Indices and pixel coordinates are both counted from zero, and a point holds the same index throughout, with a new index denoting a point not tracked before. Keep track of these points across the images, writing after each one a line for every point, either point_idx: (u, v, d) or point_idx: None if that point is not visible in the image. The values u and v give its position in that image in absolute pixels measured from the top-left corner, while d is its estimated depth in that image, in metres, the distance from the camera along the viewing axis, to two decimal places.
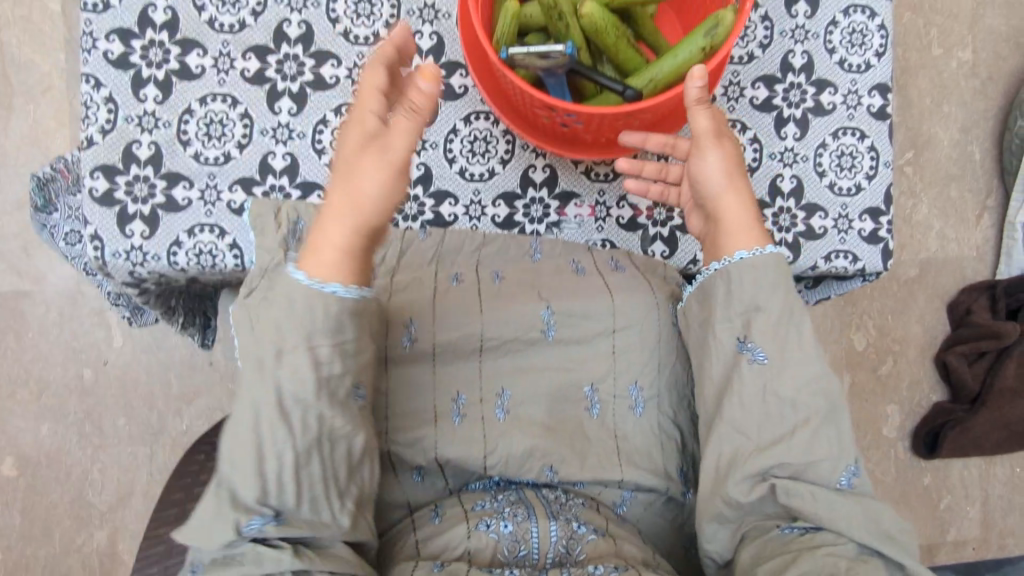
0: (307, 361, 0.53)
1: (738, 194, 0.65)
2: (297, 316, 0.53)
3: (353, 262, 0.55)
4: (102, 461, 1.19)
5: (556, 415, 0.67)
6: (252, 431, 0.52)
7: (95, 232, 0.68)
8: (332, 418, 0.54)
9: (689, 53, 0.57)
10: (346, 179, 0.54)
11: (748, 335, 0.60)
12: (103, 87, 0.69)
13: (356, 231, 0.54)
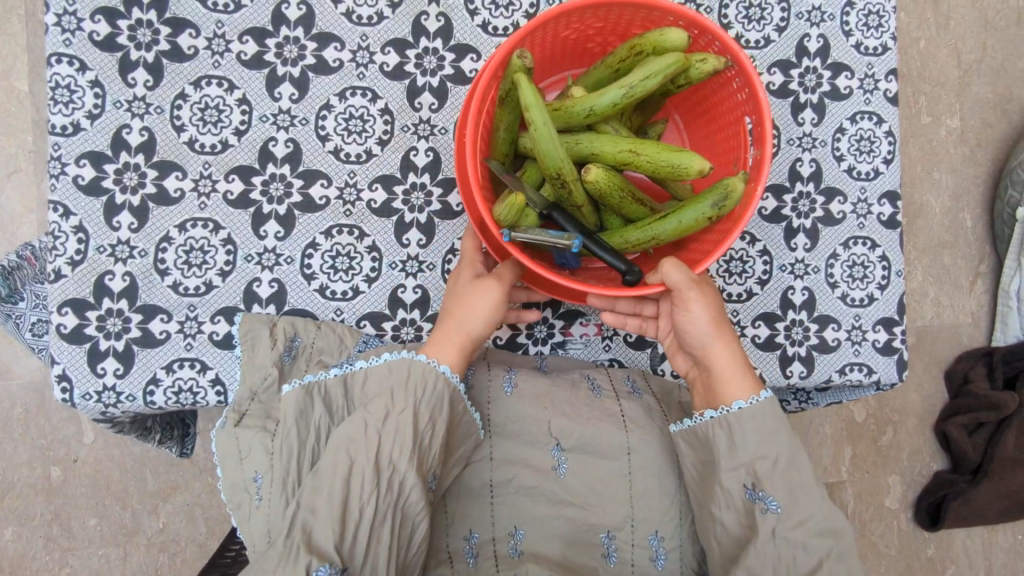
0: (411, 425, 0.54)
1: (725, 341, 0.62)
2: (410, 387, 0.56)
3: (461, 357, 0.60)
4: (71, 565, 1.11)
5: (571, 559, 0.62)
6: (342, 485, 0.50)
7: (63, 371, 0.63)
8: (411, 495, 0.53)
9: (694, 218, 0.57)
10: (460, 302, 0.62)
11: (758, 484, 0.56)
12: (72, 216, 0.63)
13: (470, 336, 0.61)
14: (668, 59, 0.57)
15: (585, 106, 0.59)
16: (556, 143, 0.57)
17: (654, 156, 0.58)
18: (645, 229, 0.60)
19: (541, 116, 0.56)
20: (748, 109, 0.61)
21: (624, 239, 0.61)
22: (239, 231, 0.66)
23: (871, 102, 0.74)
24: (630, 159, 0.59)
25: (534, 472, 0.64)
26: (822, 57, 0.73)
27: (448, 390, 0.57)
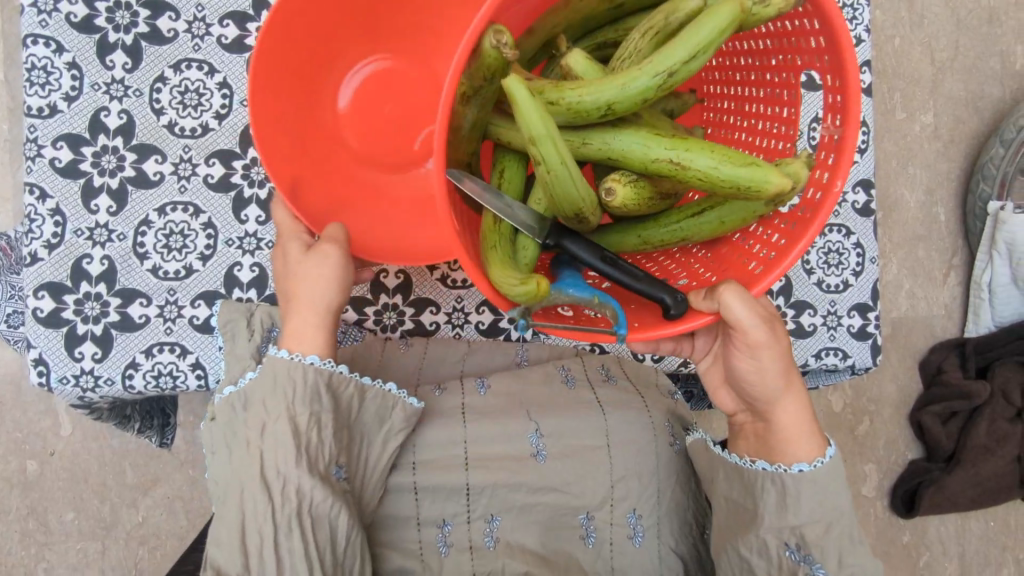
0: (288, 431, 0.51)
1: (791, 388, 0.58)
2: (276, 388, 0.53)
3: (324, 335, 0.56)
4: (48, 560, 1.10)
5: (550, 545, 0.63)
6: (239, 509, 0.50)
7: (39, 355, 0.62)
8: (315, 498, 0.51)
9: (739, 220, 0.52)
10: (296, 280, 0.57)
11: (803, 544, 0.55)
12: (49, 199, 0.63)
13: (324, 309, 0.56)
14: (705, 32, 0.47)
15: (597, 100, 0.48)
16: (568, 161, 0.48)
17: (700, 167, 0.48)
18: (680, 226, 0.53)
19: (546, 128, 0.46)
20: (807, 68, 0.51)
21: (645, 237, 0.55)
22: (220, 214, 0.66)
23: None
24: (665, 170, 0.49)
25: (514, 461, 0.64)
26: None
27: (321, 377, 0.53)
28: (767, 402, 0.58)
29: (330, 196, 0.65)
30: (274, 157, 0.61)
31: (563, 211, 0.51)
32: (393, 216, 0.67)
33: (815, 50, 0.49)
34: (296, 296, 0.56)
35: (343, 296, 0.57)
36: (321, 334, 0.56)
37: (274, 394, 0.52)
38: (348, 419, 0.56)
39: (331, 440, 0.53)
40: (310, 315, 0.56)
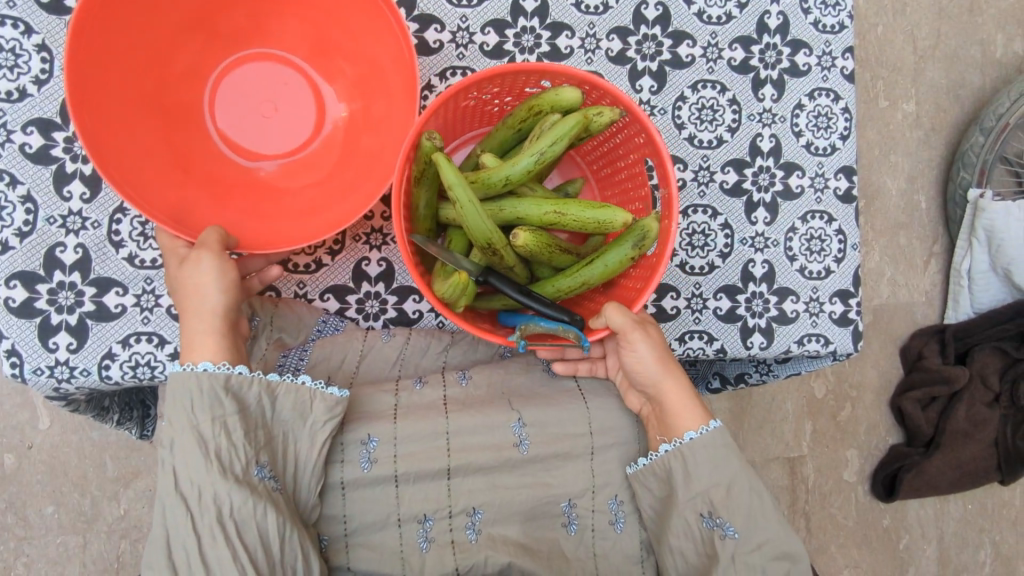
0: (193, 447, 0.53)
1: (671, 372, 0.64)
2: (182, 402, 0.54)
3: (217, 338, 0.58)
4: (27, 555, 1.08)
5: (531, 534, 0.64)
6: (163, 527, 0.53)
7: (12, 346, 0.60)
8: (237, 505, 0.53)
9: (618, 260, 0.59)
10: (182, 292, 0.59)
11: (714, 510, 0.59)
12: (20, 185, 0.61)
13: (217, 316, 0.59)
14: (568, 122, 0.58)
15: (498, 176, 0.59)
16: (481, 216, 0.57)
17: (579, 215, 0.59)
18: (574, 274, 0.61)
19: (465, 196, 0.57)
20: (645, 151, 0.62)
21: (555, 286, 0.62)
22: None
23: (828, 79, 0.75)
24: (557, 221, 0.60)
25: (496, 451, 0.63)
26: (781, 34, 0.75)
27: (216, 381, 0.55)
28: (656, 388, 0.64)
29: (209, 196, 0.63)
30: (133, 178, 0.59)
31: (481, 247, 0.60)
32: (289, 203, 0.66)
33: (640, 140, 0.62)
34: (186, 311, 0.59)
35: (230, 298, 0.60)
36: (218, 340, 0.58)
37: (177, 409, 0.54)
38: (261, 417, 0.57)
39: (244, 440, 0.55)
40: (200, 325, 0.58)
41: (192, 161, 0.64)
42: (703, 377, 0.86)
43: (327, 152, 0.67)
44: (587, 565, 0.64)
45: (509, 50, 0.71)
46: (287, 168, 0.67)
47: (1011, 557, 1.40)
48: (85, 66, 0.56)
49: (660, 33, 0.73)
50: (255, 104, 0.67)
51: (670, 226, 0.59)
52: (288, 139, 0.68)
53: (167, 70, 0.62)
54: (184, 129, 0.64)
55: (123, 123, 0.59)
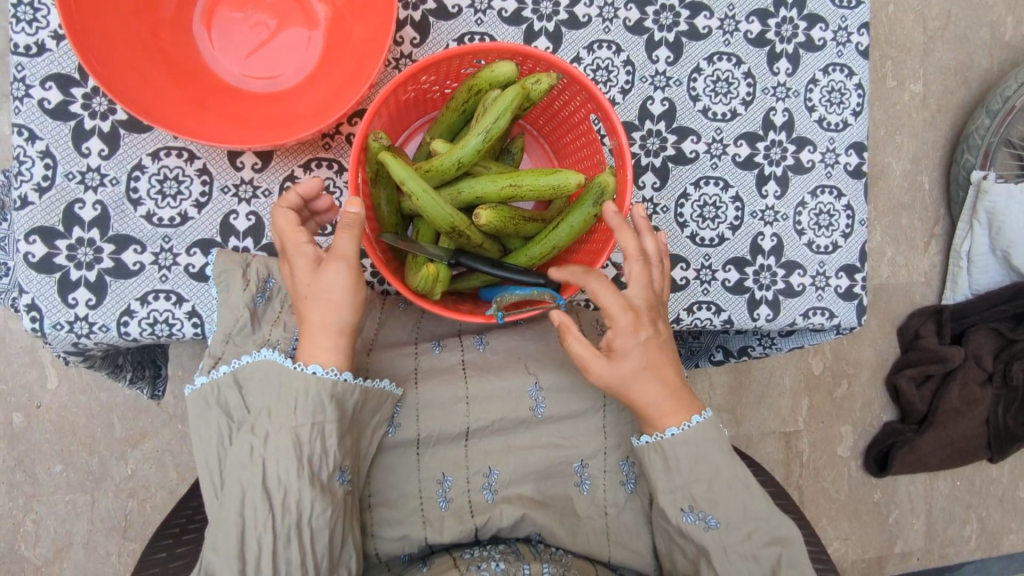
0: (291, 449, 0.54)
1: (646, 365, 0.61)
2: (284, 399, 0.55)
3: (335, 345, 0.56)
4: (36, 512, 1.10)
5: (544, 492, 0.66)
6: (239, 517, 0.54)
7: (32, 301, 0.61)
8: (313, 509, 0.54)
9: (583, 219, 0.60)
10: (309, 298, 0.55)
11: (696, 503, 0.60)
12: (39, 141, 0.61)
13: (340, 329, 0.56)
14: (507, 96, 0.58)
15: (449, 162, 0.60)
16: (437, 203, 0.58)
17: (534, 183, 0.60)
18: (544, 239, 0.62)
19: (420, 188, 0.58)
20: (589, 107, 0.63)
21: (527, 254, 0.63)
22: (214, 161, 0.65)
23: (842, 55, 0.75)
24: (514, 194, 0.61)
25: (513, 415, 0.65)
26: (798, 8, 0.75)
27: (324, 389, 0.55)
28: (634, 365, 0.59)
29: (225, 117, 0.63)
30: (151, 110, 0.59)
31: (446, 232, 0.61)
32: (300, 105, 0.65)
33: (583, 102, 0.63)
34: (311, 319, 0.55)
35: (357, 313, 0.56)
36: (342, 350, 0.56)
37: (279, 406, 0.55)
38: (351, 420, 0.58)
39: (336, 449, 0.56)
40: (323, 333, 0.55)
41: (200, 89, 0.63)
42: (706, 349, 0.88)
43: (324, 51, 0.66)
44: (597, 523, 0.66)
45: (527, 16, 0.70)
46: (291, 77, 0.66)
47: (996, 532, 1.44)
48: (78, 22, 0.55)
49: (677, 4, 0.73)
50: (246, 28, 0.66)
51: (626, 179, 0.60)
52: (281, 47, 0.66)
53: (155, 15, 0.62)
54: (184, 59, 0.63)
55: (129, 66, 0.59)
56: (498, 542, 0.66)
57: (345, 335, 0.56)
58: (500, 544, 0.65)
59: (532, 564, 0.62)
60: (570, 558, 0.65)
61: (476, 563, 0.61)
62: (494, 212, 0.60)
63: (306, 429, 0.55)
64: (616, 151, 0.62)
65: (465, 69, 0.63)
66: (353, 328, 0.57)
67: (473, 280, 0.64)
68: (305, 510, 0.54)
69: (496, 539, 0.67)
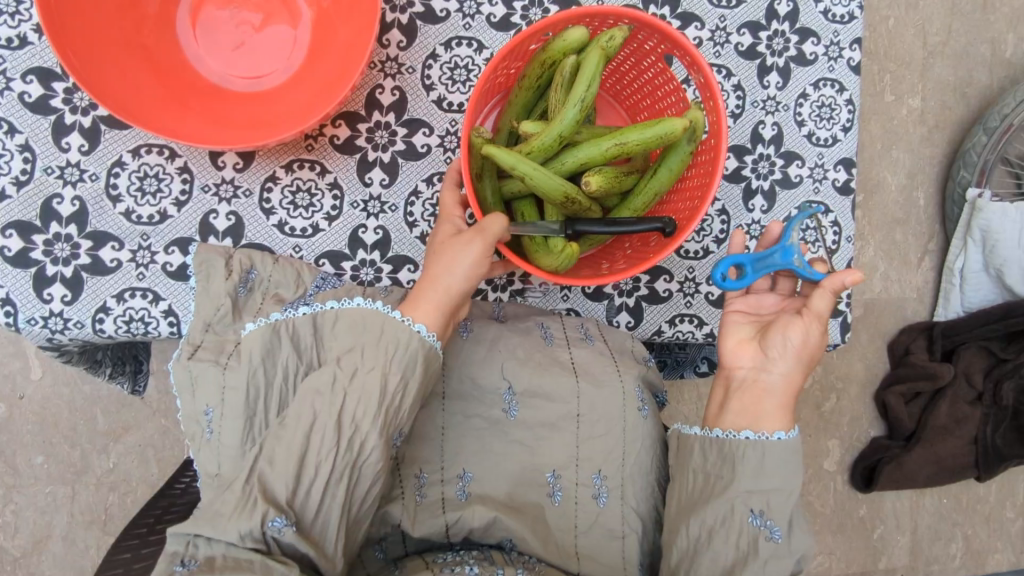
0: (377, 390, 0.53)
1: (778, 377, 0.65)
2: (383, 343, 0.55)
3: (438, 307, 0.58)
4: (15, 503, 1.10)
5: (515, 500, 0.65)
6: (302, 438, 0.52)
7: (6, 295, 0.61)
8: (372, 453, 0.53)
9: (680, 161, 0.62)
10: (439, 257, 0.60)
11: (766, 510, 0.60)
12: (18, 134, 0.61)
13: (450, 294, 0.59)
14: (592, 62, 0.59)
15: (547, 141, 0.60)
16: (548, 178, 0.60)
17: (641, 137, 0.60)
18: (645, 189, 0.64)
19: (530, 167, 0.59)
20: (662, 48, 0.62)
21: (630, 208, 0.65)
22: (196, 160, 0.65)
23: (834, 70, 0.75)
24: (620, 151, 0.61)
25: (485, 416, 0.66)
26: (790, 21, 0.74)
27: (421, 347, 0.56)
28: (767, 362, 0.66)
29: (205, 116, 0.62)
30: (129, 107, 0.58)
31: (558, 204, 0.62)
32: (282, 107, 0.64)
33: (655, 46, 0.63)
34: (429, 277, 0.59)
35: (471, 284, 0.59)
36: (444, 314, 0.58)
37: (376, 346, 0.55)
38: (429, 384, 0.58)
39: (410, 405, 0.55)
40: (431, 289, 0.58)
41: (184, 86, 0.63)
42: (692, 361, 0.85)
43: (310, 51, 0.66)
44: (569, 535, 0.65)
45: (516, 22, 0.70)
46: (276, 77, 0.66)
47: (982, 551, 1.43)
48: (57, 17, 0.55)
49: (669, 14, 0.73)
50: (232, 26, 0.66)
51: (717, 109, 0.61)
52: (267, 48, 0.66)
53: (139, 10, 0.62)
54: (167, 58, 0.63)
55: (111, 62, 0.58)
56: (471, 547, 0.64)
57: (449, 298, 0.59)
58: (473, 549, 0.64)
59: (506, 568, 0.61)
60: (542, 566, 0.63)
61: (449, 568, 0.60)
62: (602, 176, 0.61)
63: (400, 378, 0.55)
64: (700, 85, 0.62)
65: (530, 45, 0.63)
66: (459, 296, 0.60)
67: (591, 243, 0.66)
68: (371, 457, 0.53)
69: (469, 543, 0.65)
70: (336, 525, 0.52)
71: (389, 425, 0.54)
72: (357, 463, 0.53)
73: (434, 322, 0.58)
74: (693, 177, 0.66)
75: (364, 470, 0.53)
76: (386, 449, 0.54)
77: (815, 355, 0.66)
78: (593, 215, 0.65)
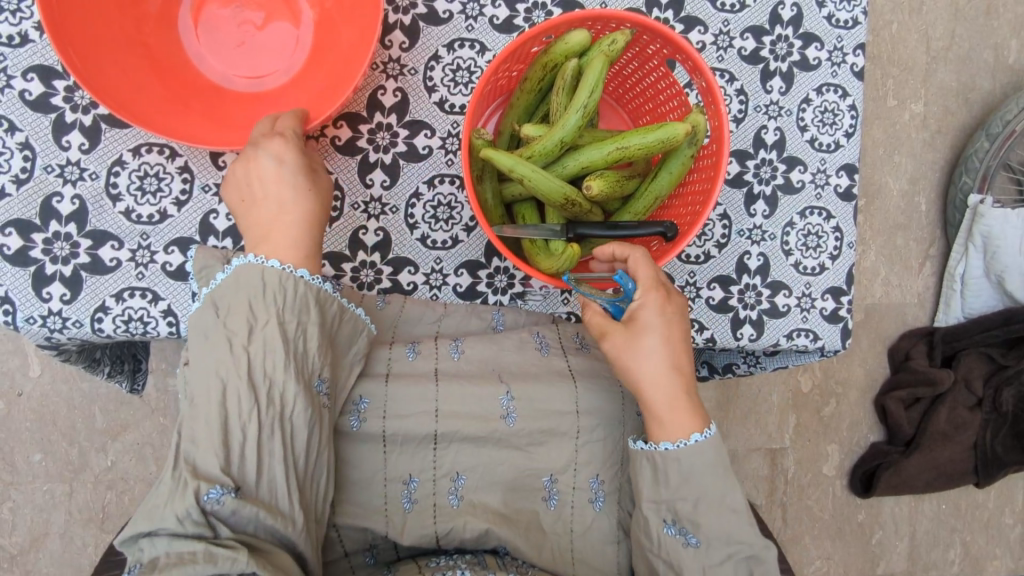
0: (276, 336, 0.53)
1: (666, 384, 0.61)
2: (267, 296, 0.54)
3: (298, 246, 0.58)
4: (13, 500, 1.10)
5: (511, 505, 0.65)
6: (220, 407, 0.51)
7: (5, 294, 0.60)
8: (295, 405, 0.53)
9: (681, 165, 0.62)
10: (284, 199, 0.59)
11: (678, 518, 0.60)
12: (18, 132, 0.61)
13: (310, 230, 0.59)
14: (594, 66, 0.59)
15: (547, 145, 0.60)
16: (547, 181, 0.60)
17: (642, 142, 0.60)
18: (646, 193, 0.63)
19: (528, 171, 0.59)
20: (665, 52, 0.62)
21: (631, 212, 0.64)
22: (196, 159, 0.65)
23: (837, 75, 0.75)
24: (622, 156, 0.61)
25: (481, 423, 0.63)
26: (794, 26, 0.74)
27: (309, 292, 0.56)
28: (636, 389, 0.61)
29: (205, 116, 0.62)
30: (129, 105, 0.58)
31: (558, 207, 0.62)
32: (282, 108, 0.64)
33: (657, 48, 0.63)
34: (279, 221, 0.59)
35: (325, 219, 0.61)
36: (310, 253, 0.59)
37: (263, 299, 0.54)
38: (331, 329, 0.58)
39: (318, 350, 0.55)
40: (293, 233, 0.58)
41: (183, 85, 0.63)
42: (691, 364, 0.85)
43: (311, 53, 0.65)
44: (564, 539, 0.65)
45: (519, 25, 0.70)
46: (277, 77, 0.65)
47: (980, 557, 1.43)
48: (55, 12, 0.54)
49: (672, 17, 0.73)
50: (233, 26, 0.66)
51: (720, 113, 0.60)
52: (267, 46, 0.66)
53: (141, 9, 0.62)
54: (168, 57, 0.63)
55: (109, 61, 0.58)
56: (465, 552, 0.65)
57: (313, 237, 0.59)
58: (466, 553, 0.65)
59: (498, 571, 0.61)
60: (534, 571, 0.64)
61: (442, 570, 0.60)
62: (603, 181, 0.61)
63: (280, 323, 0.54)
64: (703, 90, 0.62)
65: (532, 48, 0.62)
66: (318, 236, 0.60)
67: (593, 246, 0.66)
68: (294, 411, 0.52)
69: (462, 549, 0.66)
70: (279, 483, 0.51)
71: (303, 369, 0.54)
72: (284, 414, 0.52)
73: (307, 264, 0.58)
74: (696, 180, 0.65)
75: (293, 420, 0.52)
76: (311, 398, 0.54)
77: (678, 346, 0.61)
78: (594, 218, 0.65)
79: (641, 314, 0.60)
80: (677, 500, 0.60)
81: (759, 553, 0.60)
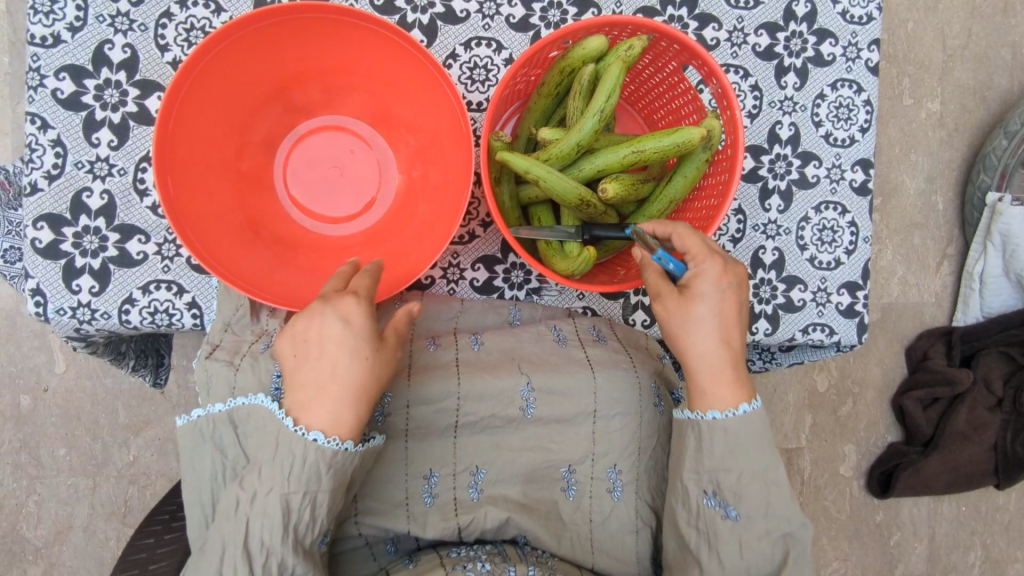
0: (278, 508, 0.53)
1: (717, 348, 0.60)
2: (277, 461, 0.54)
3: (339, 414, 0.55)
4: (38, 493, 1.12)
5: (530, 494, 0.66)
6: (218, 568, 0.53)
7: (37, 286, 0.62)
8: (295, 572, 0.54)
9: (696, 168, 0.62)
10: (331, 360, 0.55)
11: (722, 497, 0.60)
12: (50, 130, 0.63)
13: (357, 395, 0.56)
14: (612, 72, 0.60)
15: (564, 148, 0.61)
16: (563, 182, 0.60)
17: (658, 145, 0.60)
18: (660, 196, 0.64)
19: (545, 172, 0.60)
20: (680, 58, 0.63)
21: (646, 215, 0.65)
22: None
23: (852, 71, 0.75)
24: (637, 160, 0.62)
25: (499, 416, 0.64)
26: (808, 23, 0.74)
27: (321, 458, 0.54)
28: (683, 356, 0.61)
29: (273, 256, 0.66)
30: (212, 245, 0.61)
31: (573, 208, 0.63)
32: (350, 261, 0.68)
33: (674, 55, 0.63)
34: (325, 385, 0.55)
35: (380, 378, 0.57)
36: (356, 421, 0.56)
37: (270, 464, 0.54)
38: (345, 484, 0.57)
39: (324, 517, 0.56)
40: (337, 398, 0.55)
41: (261, 223, 0.67)
42: None
43: (385, 213, 0.71)
44: (583, 529, 0.66)
45: (535, 23, 0.71)
46: (348, 228, 0.71)
47: (1001, 560, 1.41)
48: (168, 138, 0.58)
49: (687, 15, 0.73)
50: (320, 171, 0.72)
51: (735, 119, 0.61)
52: (345, 197, 0.72)
53: (244, 142, 0.67)
54: (254, 191, 0.68)
55: (201, 190, 0.62)
56: (485, 543, 0.66)
57: (362, 401, 0.56)
58: (486, 544, 0.65)
59: (518, 565, 0.61)
60: (554, 561, 0.65)
61: (461, 564, 0.61)
62: (619, 183, 0.62)
63: (282, 499, 0.54)
64: (718, 94, 0.63)
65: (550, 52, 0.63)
66: (369, 398, 0.56)
67: (608, 248, 0.66)
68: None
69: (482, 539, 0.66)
70: None
71: (301, 537, 0.55)
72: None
73: (347, 432, 0.56)
74: (711, 184, 0.66)
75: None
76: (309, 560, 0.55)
77: (735, 311, 0.60)
78: (610, 220, 0.66)
79: (695, 282, 0.59)
80: (726, 480, 0.60)
81: (792, 539, 0.59)
